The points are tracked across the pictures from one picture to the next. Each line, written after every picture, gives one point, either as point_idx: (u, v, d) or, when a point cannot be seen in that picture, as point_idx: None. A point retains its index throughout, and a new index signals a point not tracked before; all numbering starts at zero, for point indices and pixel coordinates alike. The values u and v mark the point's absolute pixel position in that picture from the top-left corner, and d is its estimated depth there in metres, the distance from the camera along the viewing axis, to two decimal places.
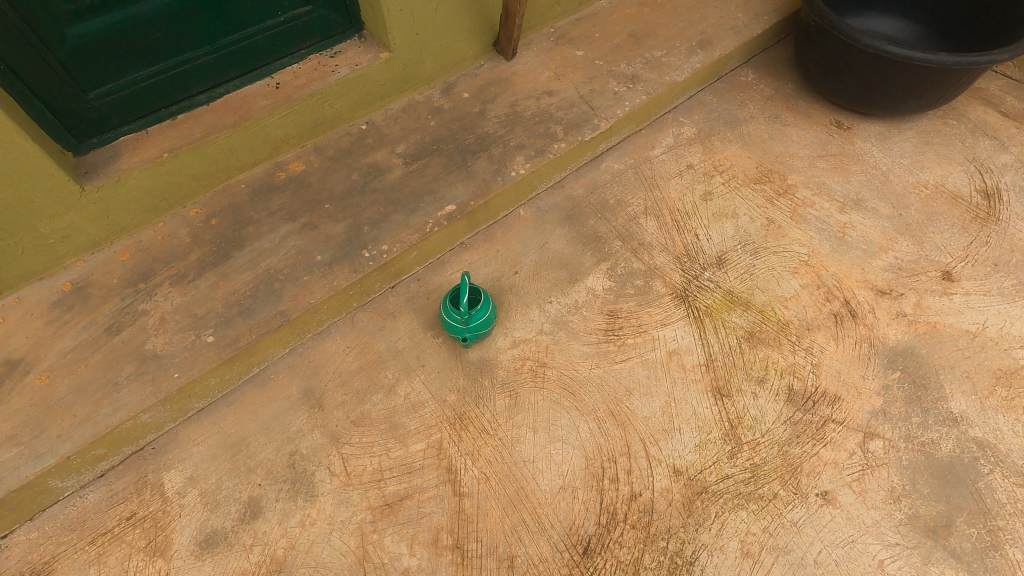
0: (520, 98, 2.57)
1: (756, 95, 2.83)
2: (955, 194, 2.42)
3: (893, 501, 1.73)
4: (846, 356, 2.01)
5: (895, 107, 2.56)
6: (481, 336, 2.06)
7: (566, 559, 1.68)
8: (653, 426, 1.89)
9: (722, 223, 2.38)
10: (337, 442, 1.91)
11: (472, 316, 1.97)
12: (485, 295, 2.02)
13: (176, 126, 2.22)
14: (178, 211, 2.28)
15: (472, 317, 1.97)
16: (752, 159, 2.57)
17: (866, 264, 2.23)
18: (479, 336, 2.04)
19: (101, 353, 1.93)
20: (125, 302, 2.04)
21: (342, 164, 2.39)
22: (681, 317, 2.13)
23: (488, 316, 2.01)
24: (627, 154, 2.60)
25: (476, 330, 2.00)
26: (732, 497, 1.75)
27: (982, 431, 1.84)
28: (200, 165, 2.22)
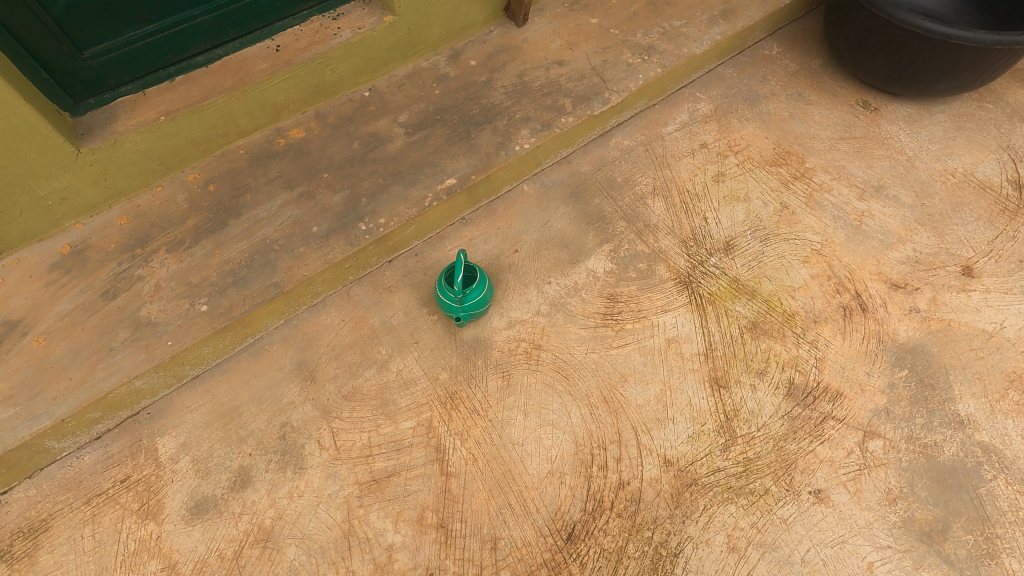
0: (528, 68, 2.47)
1: (779, 70, 2.68)
2: (984, 183, 2.29)
3: (889, 502, 1.69)
4: (852, 352, 1.94)
5: (927, 88, 2.41)
6: (476, 316, 2.03)
7: (549, 544, 1.68)
8: (647, 415, 1.85)
9: (733, 206, 2.28)
10: (328, 416, 1.91)
11: (468, 296, 1.93)
12: (482, 274, 1.99)
13: (174, 88, 2.16)
14: (177, 175, 2.25)
15: (467, 296, 1.93)
16: (770, 140, 2.45)
17: (882, 255, 2.13)
18: (474, 317, 2.01)
19: (97, 318, 1.94)
20: (122, 268, 2.04)
21: (342, 132, 2.32)
22: (682, 304, 2.07)
23: (484, 295, 1.97)
24: (639, 130, 2.49)
25: (470, 310, 1.97)
26: (721, 490, 1.72)
27: (990, 436, 1.77)
28: (198, 129, 2.17)
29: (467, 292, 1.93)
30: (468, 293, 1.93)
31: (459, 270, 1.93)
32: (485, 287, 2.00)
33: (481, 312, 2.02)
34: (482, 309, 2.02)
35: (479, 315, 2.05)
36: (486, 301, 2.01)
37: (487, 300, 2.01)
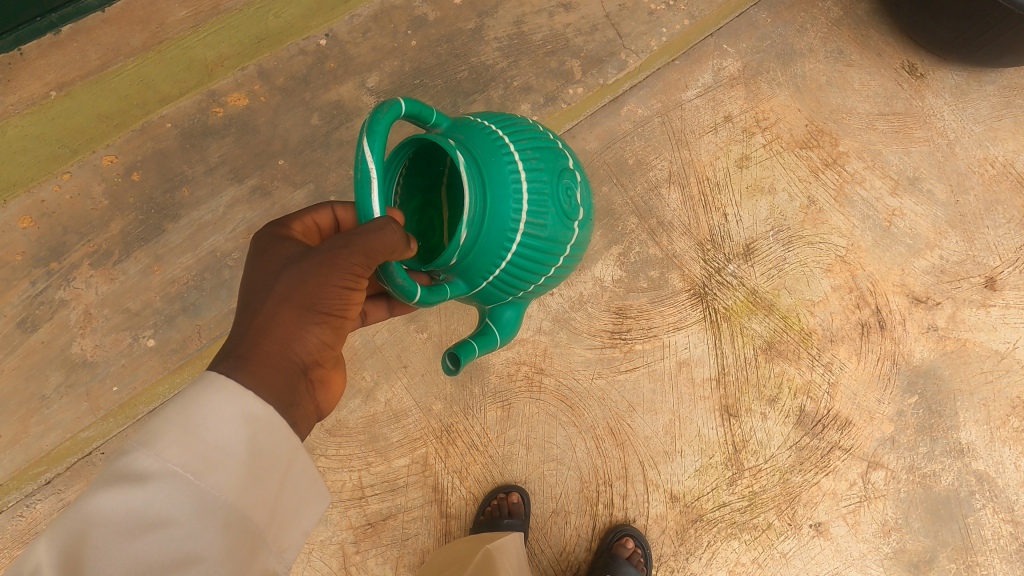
0: (528, 12, 1.96)
1: (820, 16, 2.19)
2: (1021, 177, 2.07)
3: (884, 534, 1.77)
4: (865, 376, 1.88)
5: (986, 60, 2.02)
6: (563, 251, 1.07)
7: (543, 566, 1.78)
8: (654, 447, 1.81)
9: (755, 199, 2.02)
10: (312, 455, 1.77)
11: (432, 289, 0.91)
12: (361, 170, 0.78)
13: (61, 46, 1.64)
14: (87, 157, 1.74)
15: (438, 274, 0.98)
16: (804, 114, 2.11)
17: (907, 264, 1.98)
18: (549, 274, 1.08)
19: (19, 356, 1.66)
20: (37, 289, 1.68)
21: (296, 100, 1.83)
22: (696, 321, 1.90)
23: (511, 211, 0.96)
24: (655, 95, 2.07)
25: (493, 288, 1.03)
26: (726, 526, 1.76)
27: (986, 464, 1.82)
28: (107, 101, 1.68)
29: (404, 272, 0.85)
30: (401, 285, 0.85)
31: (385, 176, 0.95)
32: (465, 203, 0.92)
33: (533, 248, 1.01)
34: (537, 238, 1.00)
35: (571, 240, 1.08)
36: (502, 234, 0.97)
37: (501, 232, 0.96)
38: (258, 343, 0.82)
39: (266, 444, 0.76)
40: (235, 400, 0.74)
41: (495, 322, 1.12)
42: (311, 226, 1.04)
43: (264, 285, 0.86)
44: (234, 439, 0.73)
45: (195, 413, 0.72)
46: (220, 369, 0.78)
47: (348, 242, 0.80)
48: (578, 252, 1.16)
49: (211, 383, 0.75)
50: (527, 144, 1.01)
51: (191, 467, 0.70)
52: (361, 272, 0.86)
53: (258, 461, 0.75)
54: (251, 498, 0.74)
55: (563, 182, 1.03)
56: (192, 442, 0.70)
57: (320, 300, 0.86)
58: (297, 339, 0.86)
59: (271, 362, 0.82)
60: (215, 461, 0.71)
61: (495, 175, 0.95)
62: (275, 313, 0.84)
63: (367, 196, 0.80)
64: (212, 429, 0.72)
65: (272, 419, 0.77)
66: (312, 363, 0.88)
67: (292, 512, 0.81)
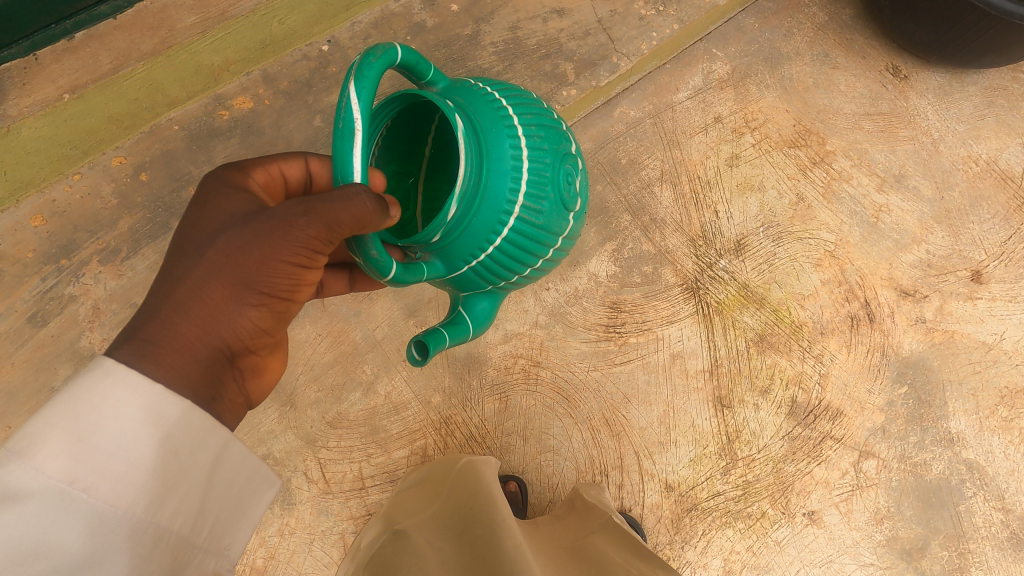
0: (522, 18, 2.03)
1: (806, 20, 2.26)
2: (1005, 173, 2.12)
3: (876, 522, 1.82)
4: (855, 367, 1.92)
5: (967, 61, 2.08)
6: (553, 240, 1.12)
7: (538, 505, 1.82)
8: (649, 438, 1.84)
9: (746, 197, 2.08)
10: (313, 446, 1.81)
11: (407, 267, 0.93)
12: (345, 120, 0.79)
13: (74, 51, 1.71)
14: (97, 158, 1.81)
15: (418, 249, 1.01)
16: (792, 114, 2.17)
17: (895, 258, 2.03)
18: (538, 261, 1.13)
19: (29, 350, 1.70)
20: (48, 285, 1.74)
21: (299, 103, 1.90)
22: (689, 315, 1.95)
23: (505, 189, 1.01)
24: (647, 97, 2.14)
25: (474, 269, 1.07)
26: (720, 515, 1.81)
27: (975, 453, 1.87)
28: (117, 104, 1.74)
29: (377, 246, 0.86)
30: (374, 259, 0.85)
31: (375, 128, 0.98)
32: (460, 177, 0.96)
33: (523, 232, 1.06)
34: (530, 223, 1.06)
35: (562, 230, 1.13)
36: (493, 212, 1.01)
37: (495, 211, 1.01)
38: (175, 323, 0.77)
39: (176, 438, 0.74)
40: (137, 397, 0.71)
41: (468, 312, 1.18)
42: (277, 176, 1.04)
43: (198, 251, 0.82)
44: (140, 441, 0.70)
45: (85, 415, 0.68)
46: (120, 356, 0.73)
47: (308, 210, 0.81)
48: (568, 245, 1.21)
49: (106, 376, 0.70)
50: (530, 124, 1.06)
51: (82, 480, 0.66)
52: (315, 251, 0.85)
53: (173, 459, 0.74)
54: (166, 499, 0.73)
55: (562, 168, 1.09)
56: (86, 451, 0.67)
57: (260, 274, 0.82)
58: (234, 315, 0.82)
59: (187, 349, 0.78)
60: (117, 469, 0.69)
61: (493, 150, 1.00)
62: (202, 287, 0.80)
63: (348, 149, 0.80)
64: (108, 430, 0.69)
65: (186, 415, 0.74)
66: (241, 348, 0.85)
67: (225, 501, 0.82)
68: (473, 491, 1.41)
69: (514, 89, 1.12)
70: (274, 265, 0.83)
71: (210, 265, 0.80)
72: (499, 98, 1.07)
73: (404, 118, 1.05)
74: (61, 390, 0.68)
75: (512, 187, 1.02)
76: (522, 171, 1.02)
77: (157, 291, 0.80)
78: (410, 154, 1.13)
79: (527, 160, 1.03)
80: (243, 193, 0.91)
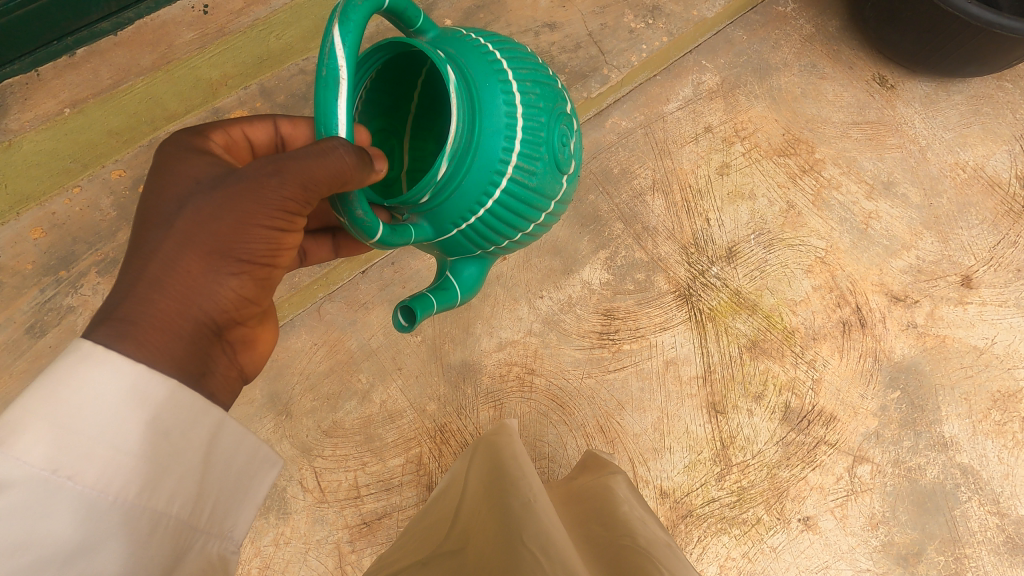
0: (514, 32, 2.08)
1: (793, 33, 2.31)
2: (992, 180, 2.15)
3: (871, 527, 1.82)
4: (848, 372, 1.94)
5: (952, 70, 2.12)
6: (546, 203, 1.15)
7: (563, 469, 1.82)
8: (643, 444, 1.85)
9: (736, 205, 2.10)
10: (309, 455, 1.81)
11: (395, 228, 0.95)
12: (329, 67, 0.79)
13: (75, 67, 1.77)
14: (97, 172, 1.80)
15: (405, 211, 1.03)
16: (781, 123, 2.20)
17: (885, 264, 2.05)
18: (530, 224, 1.16)
19: (26, 361, 1.72)
20: (46, 296, 1.75)
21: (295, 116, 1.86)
22: (681, 322, 1.96)
23: (498, 147, 1.03)
24: (638, 108, 2.18)
25: (463, 233, 1.10)
26: (716, 521, 1.81)
27: (969, 457, 1.87)
28: (116, 117, 1.77)
29: (363, 205, 0.86)
30: (360, 219, 0.86)
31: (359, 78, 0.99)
32: (453, 135, 0.97)
33: (515, 194, 1.08)
34: (524, 184, 1.08)
35: (554, 192, 1.15)
36: (485, 172, 1.03)
37: (488, 169, 1.03)
38: (152, 300, 0.78)
39: (160, 419, 0.75)
40: (119, 379, 0.72)
41: (455, 277, 1.19)
42: (240, 138, 1.02)
43: (163, 220, 0.81)
44: (124, 424, 0.72)
45: (65, 402, 0.69)
46: (97, 338, 0.74)
47: (281, 170, 0.81)
48: (560, 210, 1.24)
49: (85, 361, 0.71)
50: (525, 80, 1.08)
51: (66, 467, 0.67)
52: (292, 213, 0.85)
53: (162, 441, 0.75)
54: (160, 480, 0.74)
55: (556, 128, 1.11)
56: (70, 437, 0.68)
57: (234, 243, 0.82)
58: (212, 283, 0.82)
59: (166, 325, 0.78)
60: (104, 454, 0.70)
61: (486, 107, 1.01)
62: (177, 259, 0.80)
63: (332, 99, 0.80)
64: (88, 415, 0.70)
65: (173, 395, 0.76)
66: (224, 318, 0.86)
67: (226, 481, 0.83)
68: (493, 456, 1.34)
69: (509, 42, 1.12)
70: (250, 232, 0.83)
71: (172, 235, 0.80)
72: (493, 51, 1.08)
73: (390, 69, 1.05)
74: (41, 378, 0.70)
75: (506, 146, 1.04)
76: (516, 130, 1.04)
77: (129, 271, 0.79)
78: (393, 109, 1.14)
79: (521, 118, 1.05)
80: (203, 156, 0.89)
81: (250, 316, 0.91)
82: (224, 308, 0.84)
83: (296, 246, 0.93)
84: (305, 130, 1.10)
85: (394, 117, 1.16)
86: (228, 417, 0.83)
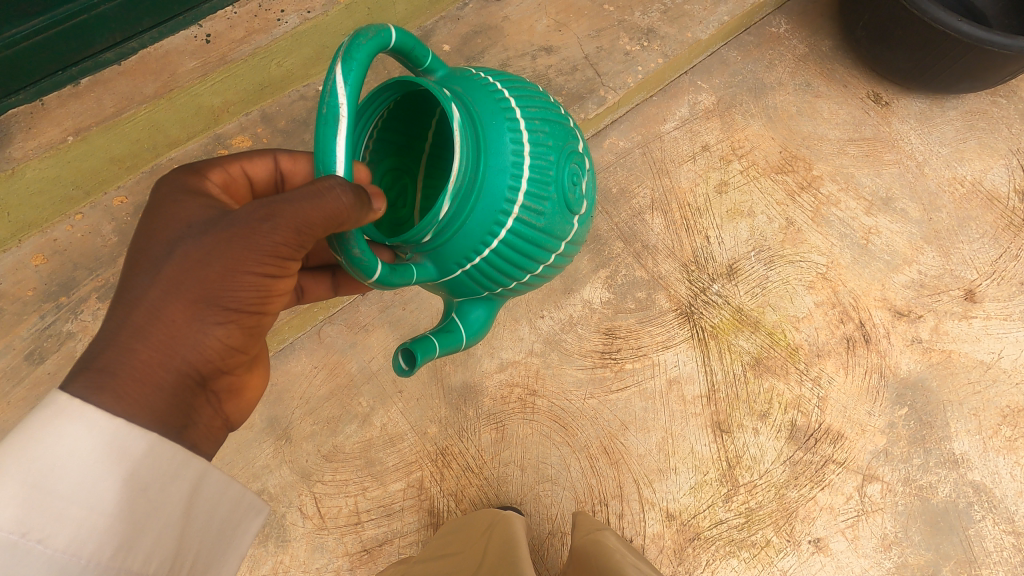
0: (512, 56, 2.11)
1: (787, 53, 2.34)
2: (991, 195, 2.16)
3: (884, 548, 1.77)
4: (854, 389, 1.91)
5: (945, 87, 2.14)
6: (556, 243, 1.15)
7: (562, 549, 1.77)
8: (648, 465, 1.82)
9: (736, 222, 2.11)
10: (309, 481, 1.78)
11: (395, 267, 0.94)
12: (329, 105, 0.79)
13: (79, 96, 1.77)
14: (98, 199, 1.85)
15: (408, 250, 1.03)
16: (778, 141, 2.22)
17: (887, 279, 2.04)
18: (537, 267, 1.15)
19: (25, 388, 1.71)
20: (46, 322, 1.75)
21: (296, 140, 1.94)
22: (683, 340, 1.95)
23: (504, 186, 1.03)
24: (635, 128, 2.20)
25: (468, 272, 1.09)
26: (724, 544, 1.77)
27: (981, 475, 1.84)
28: (119, 145, 1.79)
29: (360, 244, 0.85)
30: (356, 258, 0.84)
31: (367, 119, 0.99)
32: (454, 175, 0.97)
33: (522, 234, 1.08)
34: (531, 225, 1.08)
35: (564, 232, 1.15)
36: (490, 211, 1.03)
37: (492, 208, 1.03)
38: (133, 349, 0.77)
39: (140, 475, 0.74)
40: (95, 435, 0.71)
41: (461, 320, 1.19)
42: (238, 176, 1.02)
43: (152, 265, 0.81)
44: (100, 482, 0.71)
45: (40, 459, 0.68)
46: (74, 390, 0.73)
47: (272, 214, 0.80)
48: (572, 251, 1.24)
49: (62, 416, 0.70)
50: (534, 119, 1.09)
51: (36, 530, 0.66)
52: (282, 258, 0.84)
53: (140, 496, 0.74)
54: (137, 539, 0.73)
55: (566, 166, 1.11)
56: (41, 497, 0.67)
57: (223, 290, 0.82)
58: (195, 332, 0.82)
59: (148, 376, 0.78)
60: (77, 515, 0.69)
61: (491, 145, 1.02)
62: (160, 307, 0.79)
63: (331, 135, 0.80)
64: (64, 474, 0.69)
65: (152, 449, 0.75)
66: (209, 367, 0.84)
67: (206, 533, 0.84)
68: (504, 543, 1.45)
69: (518, 81, 1.14)
70: (238, 278, 0.82)
71: (159, 283, 0.80)
72: (501, 89, 1.09)
73: (399, 108, 1.06)
74: (14, 434, 0.69)
75: (512, 185, 1.04)
76: (523, 169, 1.05)
77: (112, 315, 0.79)
78: (406, 147, 1.16)
79: (528, 157, 1.05)
80: (198, 198, 0.89)
81: (237, 364, 0.90)
82: (208, 357, 0.83)
83: (285, 291, 0.92)
84: (304, 167, 1.10)
85: (406, 157, 1.17)
86: (210, 467, 0.84)
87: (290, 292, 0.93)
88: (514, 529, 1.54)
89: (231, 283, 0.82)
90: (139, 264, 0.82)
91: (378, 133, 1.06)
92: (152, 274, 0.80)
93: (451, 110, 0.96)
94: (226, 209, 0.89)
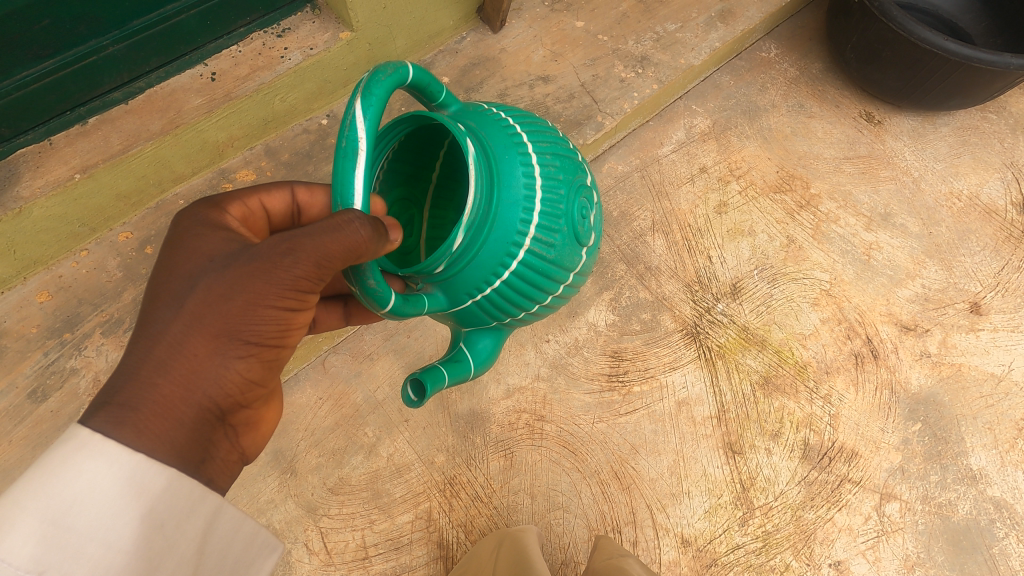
0: (510, 85, 2.16)
1: (779, 76, 2.40)
2: (989, 208, 2.18)
3: (906, 570, 1.72)
4: (866, 406, 1.89)
5: (937, 103, 2.19)
6: (565, 275, 1.15)
7: None
8: (661, 489, 1.78)
9: (737, 241, 2.12)
10: (314, 514, 1.74)
11: (407, 298, 0.94)
12: (349, 139, 0.80)
13: (87, 135, 1.79)
14: (104, 235, 1.88)
15: (419, 280, 1.03)
16: (774, 161, 2.25)
17: (891, 294, 2.04)
18: (546, 298, 1.16)
19: (27, 427, 1.68)
20: (49, 359, 1.74)
21: (300, 172, 1.97)
22: (691, 360, 1.94)
23: (514, 219, 1.04)
24: (633, 152, 2.24)
25: (479, 303, 1.09)
26: (742, 569, 1.72)
27: (1001, 490, 1.80)
28: (126, 181, 1.81)
29: (376, 275, 0.86)
30: (372, 288, 0.85)
31: (380, 151, 1.01)
32: (467, 207, 0.98)
33: (532, 266, 1.08)
34: (541, 257, 1.08)
35: (573, 264, 1.16)
36: (502, 243, 1.04)
37: (504, 240, 1.04)
38: (156, 384, 0.76)
39: (157, 513, 0.73)
40: (116, 470, 0.70)
41: (470, 350, 1.19)
42: (257, 209, 1.03)
43: (174, 298, 0.80)
44: (118, 518, 0.70)
45: (58, 496, 0.67)
46: (95, 425, 0.71)
47: (293, 248, 0.80)
48: (580, 281, 1.24)
49: (83, 451, 0.69)
50: (546, 153, 1.11)
51: (54, 568, 0.65)
52: (302, 292, 0.84)
53: (157, 534, 0.73)
54: None
55: (576, 200, 1.12)
56: (59, 535, 0.66)
57: (242, 323, 0.82)
58: (215, 366, 0.81)
59: (169, 411, 0.76)
60: (94, 552, 0.67)
61: (502, 179, 1.03)
62: (183, 342, 0.79)
63: (350, 168, 0.80)
64: (81, 510, 0.68)
65: (171, 484, 0.74)
66: (229, 402, 0.84)
67: (220, 569, 0.83)
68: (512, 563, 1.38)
69: (530, 116, 1.16)
70: (258, 312, 0.82)
71: (180, 317, 0.79)
72: (513, 125, 1.11)
73: (412, 140, 1.08)
74: (34, 467, 0.68)
75: (523, 218, 1.05)
76: (534, 202, 1.06)
77: (132, 349, 0.78)
78: (415, 178, 1.17)
79: (539, 190, 1.06)
80: (219, 232, 0.88)
81: (255, 398, 0.89)
82: (228, 391, 0.83)
83: (302, 323, 0.92)
84: (321, 198, 1.11)
85: (414, 187, 1.18)
86: (226, 501, 0.83)
87: (308, 324, 0.93)
88: (524, 546, 1.46)
89: (251, 314, 0.82)
90: (161, 297, 0.81)
91: (389, 164, 1.08)
92: (173, 308, 0.80)
93: (466, 145, 0.97)
94: (247, 242, 0.89)
